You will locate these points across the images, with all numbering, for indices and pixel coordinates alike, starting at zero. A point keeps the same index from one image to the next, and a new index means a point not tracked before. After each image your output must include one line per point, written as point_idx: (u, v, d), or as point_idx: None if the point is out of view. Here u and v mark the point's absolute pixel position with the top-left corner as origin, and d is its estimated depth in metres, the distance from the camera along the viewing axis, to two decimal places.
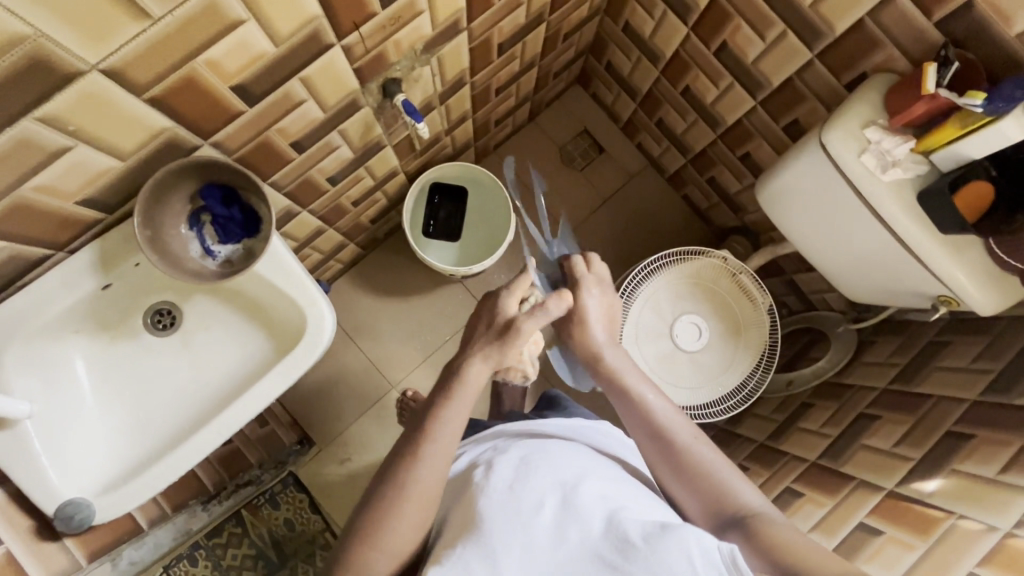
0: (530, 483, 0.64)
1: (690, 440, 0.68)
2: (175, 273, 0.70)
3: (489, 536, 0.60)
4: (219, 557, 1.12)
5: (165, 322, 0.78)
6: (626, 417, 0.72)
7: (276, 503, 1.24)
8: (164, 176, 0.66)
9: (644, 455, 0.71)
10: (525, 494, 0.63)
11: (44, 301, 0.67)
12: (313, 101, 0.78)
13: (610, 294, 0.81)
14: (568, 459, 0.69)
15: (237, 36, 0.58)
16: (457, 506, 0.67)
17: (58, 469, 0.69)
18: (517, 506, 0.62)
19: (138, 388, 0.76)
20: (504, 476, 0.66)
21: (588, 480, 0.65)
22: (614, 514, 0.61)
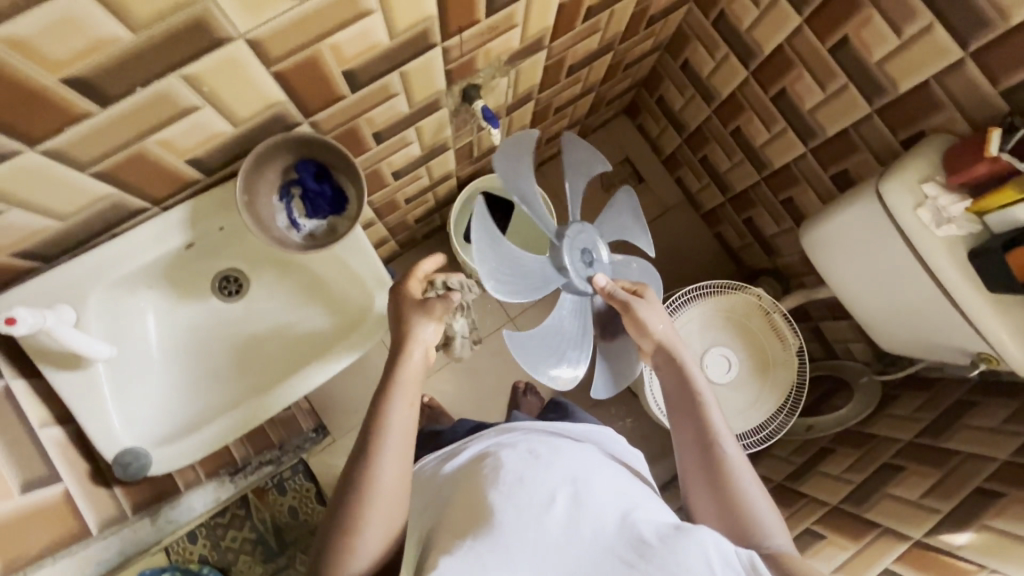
0: (541, 476, 0.66)
1: (737, 464, 0.76)
2: (265, 240, 0.72)
3: (499, 529, 0.61)
4: (218, 537, 1.17)
5: (230, 288, 0.81)
6: (681, 417, 0.82)
7: (282, 490, 1.23)
8: (267, 147, 0.68)
9: (686, 465, 0.80)
10: (533, 488, 0.64)
11: (128, 254, 0.69)
12: (403, 94, 0.81)
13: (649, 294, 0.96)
14: (574, 457, 0.71)
15: (363, 25, 0.63)
16: (453, 500, 0.69)
17: (120, 415, 0.70)
18: (528, 501, 0.63)
19: (197, 345, 0.78)
20: (512, 468, 0.67)
21: (596, 479, 0.67)
22: (628, 513, 0.64)
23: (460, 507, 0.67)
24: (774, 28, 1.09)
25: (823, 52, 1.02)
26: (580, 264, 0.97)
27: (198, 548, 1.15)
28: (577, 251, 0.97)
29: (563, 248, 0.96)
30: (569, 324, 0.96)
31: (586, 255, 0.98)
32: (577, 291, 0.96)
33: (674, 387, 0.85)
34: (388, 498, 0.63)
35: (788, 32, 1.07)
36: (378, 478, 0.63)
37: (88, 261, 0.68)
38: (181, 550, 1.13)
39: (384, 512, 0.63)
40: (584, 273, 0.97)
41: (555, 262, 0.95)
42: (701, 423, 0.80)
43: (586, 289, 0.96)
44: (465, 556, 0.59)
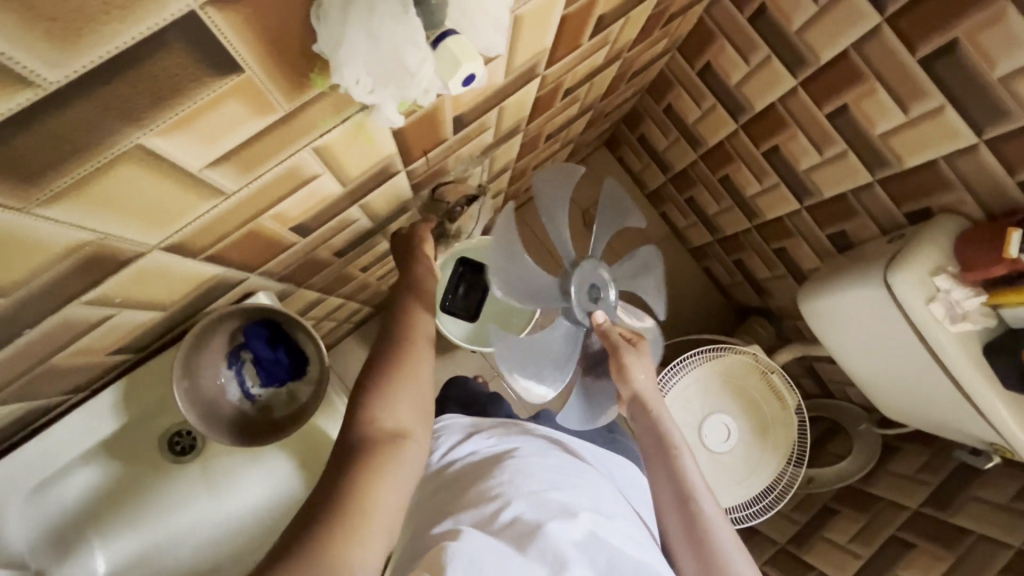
0: (564, 495, 0.60)
1: (721, 524, 0.69)
2: (206, 427, 0.62)
3: (520, 529, 0.54)
4: None
5: (183, 444, 0.70)
6: (659, 465, 0.74)
7: None
8: (208, 323, 0.60)
9: (665, 518, 0.72)
10: (557, 502, 0.59)
11: (54, 455, 0.59)
12: (363, 216, 0.71)
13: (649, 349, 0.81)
14: (599, 486, 0.66)
15: (309, 188, 0.53)
16: (455, 501, 0.62)
17: None
18: (550, 509, 0.57)
19: (145, 541, 0.68)
20: (539, 476, 0.62)
21: (616, 521, 0.61)
22: (644, 562, 0.57)
23: (469, 499, 0.60)
24: (766, 87, 1.01)
25: (820, 117, 0.95)
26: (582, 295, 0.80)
27: None
28: (594, 283, 0.82)
29: (580, 275, 0.81)
30: (555, 349, 0.79)
31: (595, 290, 0.82)
32: (573, 323, 0.80)
33: (648, 438, 0.76)
34: (425, 366, 0.61)
35: (781, 93, 0.98)
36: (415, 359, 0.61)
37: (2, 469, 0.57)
38: None
39: (414, 390, 0.59)
40: (592, 308, 0.80)
41: (561, 284, 0.80)
42: (678, 474, 0.72)
43: (585, 322, 0.80)
44: (488, 536, 0.53)
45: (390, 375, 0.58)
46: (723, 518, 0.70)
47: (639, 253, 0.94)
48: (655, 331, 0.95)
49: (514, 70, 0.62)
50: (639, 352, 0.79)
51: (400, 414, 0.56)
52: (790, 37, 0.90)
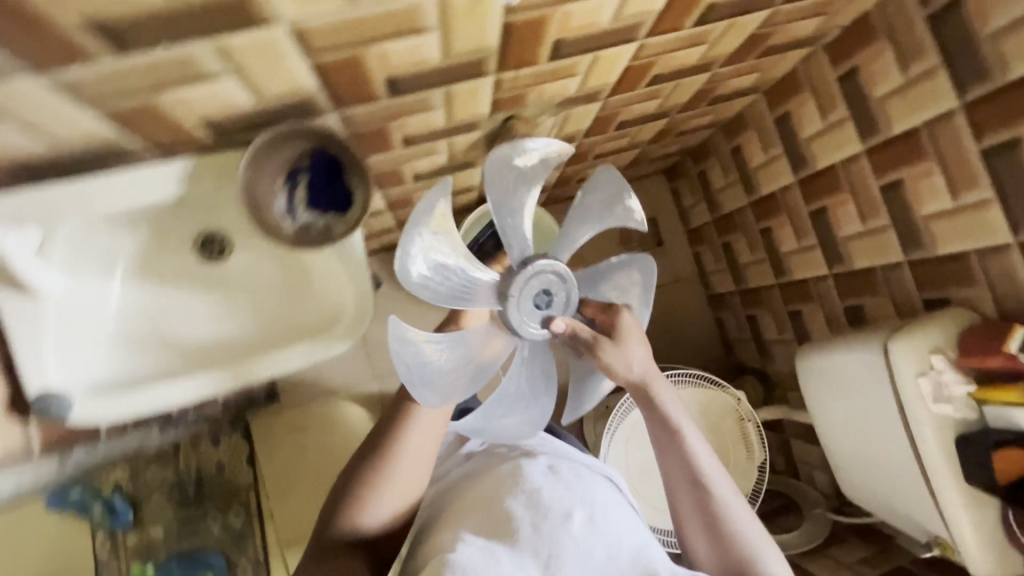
0: (559, 494, 0.72)
1: (727, 502, 0.74)
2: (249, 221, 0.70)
3: (516, 532, 0.68)
4: (139, 475, 1.37)
5: (214, 248, 0.76)
6: (669, 452, 0.77)
7: (216, 444, 1.43)
8: (281, 132, 0.67)
9: (678, 502, 0.76)
10: (552, 504, 0.71)
11: (114, 198, 0.64)
12: (442, 109, 0.78)
13: (629, 318, 0.77)
14: (591, 487, 0.76)
15: (417, 40, 0.59)
16: (461, 499, 0.76)
17: (58, 356, 0.70)
18: (545, 513, 0.70)
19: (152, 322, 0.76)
20: (533, 479, 0.74)
21: (611, 513, 0.73)
22: (642, 549, 0.71)
23: (475, 498, 0.74)
24: (833, 147, 1.06)
25: (875, 187, 1.00)
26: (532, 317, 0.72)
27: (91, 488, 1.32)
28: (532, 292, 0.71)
29: (514, 295, 0.71)
30: (529, 382, 0.76)
31: (541, 297, 0.72)
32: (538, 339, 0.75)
33: (655, 424, 0.78)
34: (408, 464, 0.77)
35: (845, 156, 1.04)
36: (398, 464, 0.76)
37: (68, 193, 0.62)
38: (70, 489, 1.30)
39: (394, 490, 0.77)
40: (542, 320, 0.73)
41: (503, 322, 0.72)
42: (688, 461, 0.75)
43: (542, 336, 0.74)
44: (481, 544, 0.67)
45: (372, 480, 0.76)
46: (732, 494, 0.75)
47: (573, 205, 0.74)
48: (644, 262, 0.79)
49: (621, 19, 0.69)
50: (614, 343, 0.75)
51: (384, 505, 0.76)
52: (871, 102, 0.95)
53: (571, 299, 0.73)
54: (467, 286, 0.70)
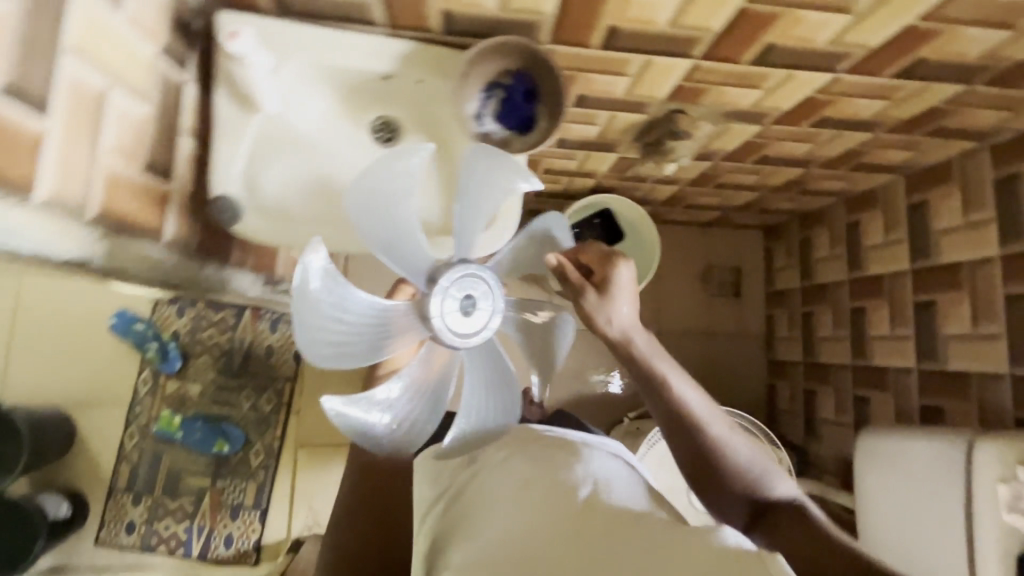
0: (554, 476, 0.65)
1: (727, 441, 0.75)
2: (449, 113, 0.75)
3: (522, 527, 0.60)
4: (199, 329, 1.54)
5: (385, 133, 0.83)
6: (653, 400, 0.75)
7: (274, 328, 1.56)
8: (503, 44, 0.72)
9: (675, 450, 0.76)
10: (552, 485, 0.64)
11: (336, 48, 0.75)
12: (631, 78, 0.83)
13: (622, 267, 0.73)
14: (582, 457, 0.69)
15: (659, 0, 0.66)
16: (465, 499, 0.68)
17: (246, 173, 0.79)
18: (546, 496, 0.63)
19: (319, 175, 0.81)
20: (521, 467, 0.68)
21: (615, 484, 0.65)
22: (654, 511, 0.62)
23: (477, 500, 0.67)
24: (963, 245, 1.07)
25: (999, 294, 1.00)
26: (467, 326, 0.64)
27: (179, 322, 1.53)
28: (451, 295, 0.63)
29: (437, 316, 0.62)
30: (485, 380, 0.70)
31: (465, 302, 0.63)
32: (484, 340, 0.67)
33: (632, 369, 0.75)
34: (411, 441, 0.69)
35: (975, 256, 1.04)
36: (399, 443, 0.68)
37: (307, 34, 0.75)
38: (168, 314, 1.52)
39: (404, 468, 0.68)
40: (476, 323, 0.64)
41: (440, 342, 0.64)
42: (676, 406, 0.74)
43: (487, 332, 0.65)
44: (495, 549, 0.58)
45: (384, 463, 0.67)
46: (730, 427, 0.76)
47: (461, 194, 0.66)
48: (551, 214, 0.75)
49: (836, 44, 0.73)
50: (599, 301, 0.72)
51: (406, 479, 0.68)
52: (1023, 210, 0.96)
53: (488, 274, 0.64)
54: (378, 335, 0.62)
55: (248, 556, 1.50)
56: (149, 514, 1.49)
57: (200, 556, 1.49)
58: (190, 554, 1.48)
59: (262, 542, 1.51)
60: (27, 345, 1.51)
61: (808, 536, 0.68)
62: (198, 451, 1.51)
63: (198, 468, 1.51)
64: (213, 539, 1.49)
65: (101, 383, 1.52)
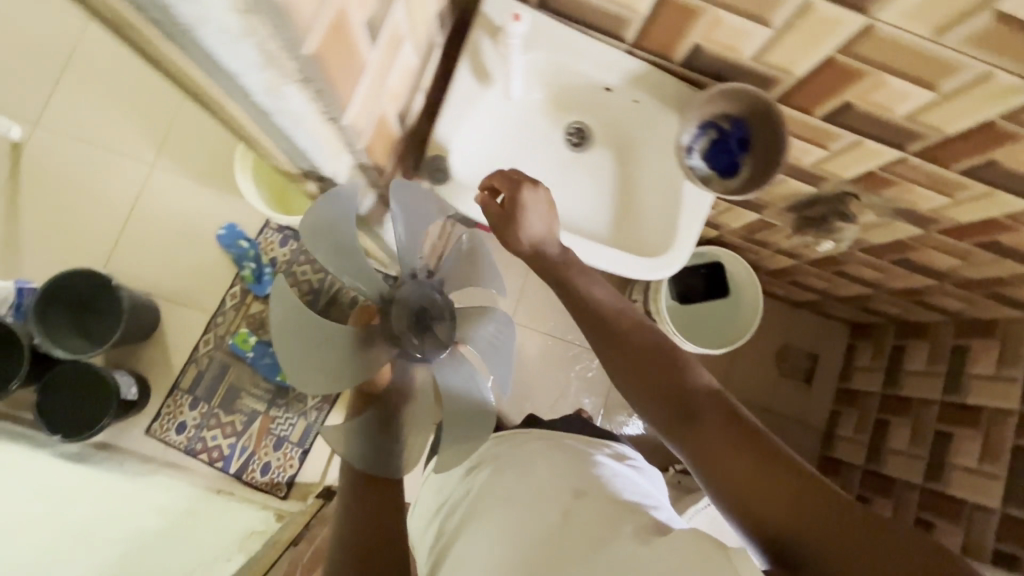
0: (532, 488, 0.70)
1: (634, 347, 0.71)
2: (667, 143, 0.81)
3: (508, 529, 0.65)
4: (296, 262, 1.59)
5: (578, 137, 0.91)
6: (574, 311, 0.77)
7: None
8: (740, 90, 0.76)
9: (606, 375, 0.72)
10: (534, 498, 0.68)
11: (576, 50, 0.80)
12: (828, 151, 0.86)
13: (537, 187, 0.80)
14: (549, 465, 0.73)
15: (910, 92, 0.69)
16: (468, 508, 0.73)
17: (458, 145, 0.85)
18: (529, 504, 0.67)
19: (515, 162, 0.89)
20: (508, 479, 0.72)
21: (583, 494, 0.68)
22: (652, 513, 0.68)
23: (474, 508, 0.72)
24: None
25: None
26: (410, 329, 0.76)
27: (282, 251, 1.60)
28: (401, 315, 0.76)
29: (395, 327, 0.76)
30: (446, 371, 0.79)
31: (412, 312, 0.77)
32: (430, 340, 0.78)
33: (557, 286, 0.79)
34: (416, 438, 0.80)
35: None
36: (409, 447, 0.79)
37: (557, 33, 0.80)
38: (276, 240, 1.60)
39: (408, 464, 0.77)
40: (428, 333, 0.78)
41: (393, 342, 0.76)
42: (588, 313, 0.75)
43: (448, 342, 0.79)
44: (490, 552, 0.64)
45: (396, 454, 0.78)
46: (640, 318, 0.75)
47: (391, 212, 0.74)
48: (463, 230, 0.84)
49: None
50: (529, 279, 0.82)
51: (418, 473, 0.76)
52: None
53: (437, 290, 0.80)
54: (360, 357, 0.73)
55: (279, 489, 1.52)
56: (202, 420, 1.54)
57: (236, 475, 1.52)
58: (228, 470, 1.52)
59: (296, 480, 1.53)
60: (139, 230, 1.59)
61: (742, 433, 0.59)
62: (264, 375, 1.55)
63: (257, 391, 1.56)
64: (252, 462, 1.53)
65: (194, 286, 1.59)
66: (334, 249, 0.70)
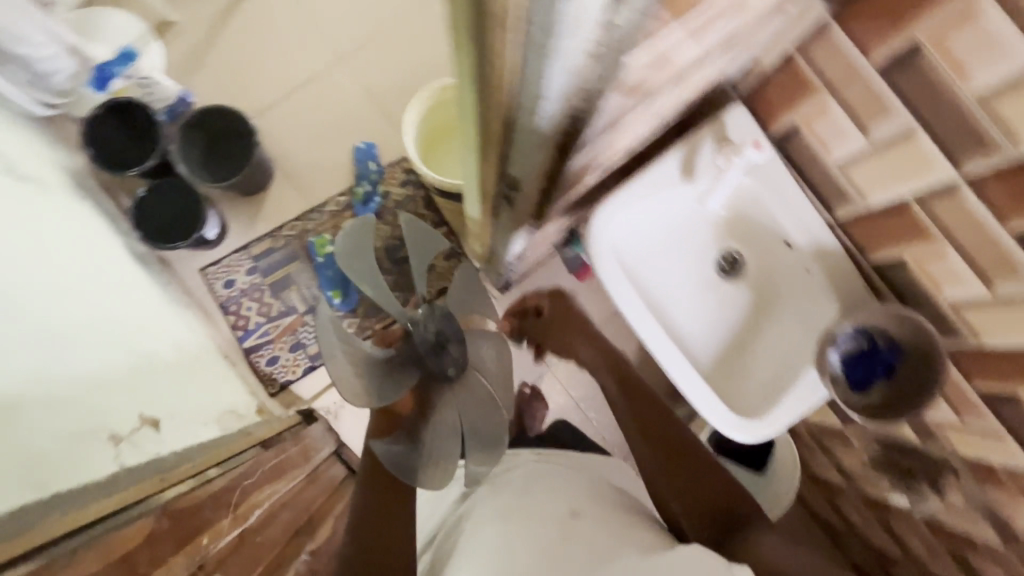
0: (539, 508, 0.88)
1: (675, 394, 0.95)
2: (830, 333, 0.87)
3: (521, 535, 0.83)
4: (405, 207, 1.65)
5: (727, 266, 1.03)
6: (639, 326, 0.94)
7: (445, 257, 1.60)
8: (912, 321, 0.81)
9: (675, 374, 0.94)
10: (542, 514, 0.86)
11: (787, 203, 0.93)
12: (960, 421, 0.87)
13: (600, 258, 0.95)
14: (550, 494, 0.92)
15: None
16: (476, 518, 0.91)
17: (637, 215, 0.97)
18: (537, 519, 0.86)
19: (668, 255, 1.03)
20: (511, 503, 0.91)
21: (584, 517, 0.86)
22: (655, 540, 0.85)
23: (482, 520, 0.89)
24: None
25: None
26: (432, 346, 0.82)
27: (399, 190, 1.66)
28: (424, 335, 0.82)
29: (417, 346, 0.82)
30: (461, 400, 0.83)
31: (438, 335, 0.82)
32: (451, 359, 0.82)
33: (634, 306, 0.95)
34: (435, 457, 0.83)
35: None
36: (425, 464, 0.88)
37: (783, 181, 0.93)
38: (399, 179, 1.67)
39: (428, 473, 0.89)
40: (447, 354, 0.82)
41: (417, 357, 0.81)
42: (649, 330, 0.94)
43: (462, 359, 0.83)
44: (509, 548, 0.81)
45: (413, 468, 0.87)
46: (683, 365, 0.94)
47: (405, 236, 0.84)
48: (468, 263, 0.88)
49: None
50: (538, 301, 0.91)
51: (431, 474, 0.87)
52: None
53: (449, 315, 0.84)
54: (394, 374, 0.78)
55: (271, 385, 1.56)
56: (248, 288, 1.60)
57: (246, 350, 1.57)
58: (242, 342, 1.57)
59: (289, 386, 1.57)
60: (300, 104, 1.69)
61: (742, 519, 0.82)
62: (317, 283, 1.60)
63: (307, 292, 1.61)
64: (265, 348, 1.57)
65: (312, 174, 1.66)
66: (367, 266, 0.83)
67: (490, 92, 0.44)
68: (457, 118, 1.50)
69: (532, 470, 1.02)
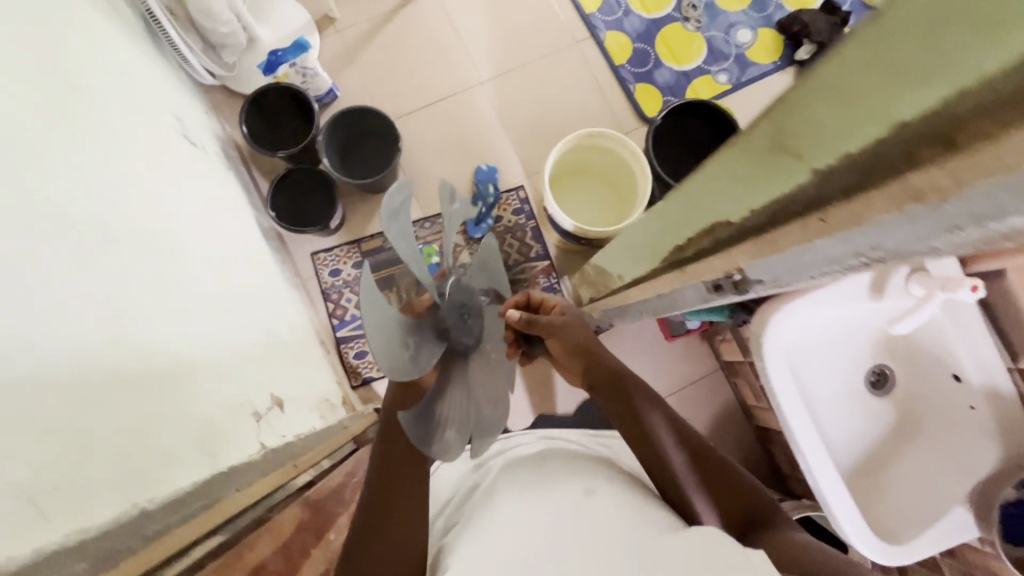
0: (557, 494, 0.90)
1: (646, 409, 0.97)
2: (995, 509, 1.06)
3: (545, 511, 0.86)
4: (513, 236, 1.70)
5: (878, 380, 1.21)
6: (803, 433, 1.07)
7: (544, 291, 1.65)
8: None
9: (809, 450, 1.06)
10: (561, 497, 0.88)
11: (971, 347, 1.07)
12: None
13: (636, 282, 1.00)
14: (562, 479, 0.95)
15: None
16: (497, 497, 0.94)
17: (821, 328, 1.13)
18: (556, 501, 0.88)
19: (835, 364, 1.19)
20: (529, 489, 0.93)
21: (598, 498, 0.88)
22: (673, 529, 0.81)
23: (500, 501, 0.92)
24: None
25: None
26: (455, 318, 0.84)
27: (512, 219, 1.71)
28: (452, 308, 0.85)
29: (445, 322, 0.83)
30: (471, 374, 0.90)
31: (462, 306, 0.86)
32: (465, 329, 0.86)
33: (794, 408, 1.07)
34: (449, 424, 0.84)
35: None
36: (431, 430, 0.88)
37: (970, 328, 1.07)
38: (513, 207, 1.72)
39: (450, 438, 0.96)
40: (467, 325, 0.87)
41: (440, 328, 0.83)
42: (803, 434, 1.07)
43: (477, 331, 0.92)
44: (532, 524, 0.83)
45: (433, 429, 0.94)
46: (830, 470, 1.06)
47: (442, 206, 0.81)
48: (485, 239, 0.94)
49: None
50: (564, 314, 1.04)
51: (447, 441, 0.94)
52: None
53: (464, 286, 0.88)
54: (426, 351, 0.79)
55: (355, 377, 1.60)
56: (352, 281, 1.66)
57: (337, 339, 1.62)
58: (335, 330, 1.62)
59: (371, 382, 1.61)
60: (433, 116, 1.76)
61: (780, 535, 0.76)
62: None
63: None
64: (356, 341, 1.62)
65: (432, 185, 1.72)
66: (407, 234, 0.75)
67: (812, 221, 0.46)
68: (592, 160, 1.58)
69: (541, 460, 1.06)
